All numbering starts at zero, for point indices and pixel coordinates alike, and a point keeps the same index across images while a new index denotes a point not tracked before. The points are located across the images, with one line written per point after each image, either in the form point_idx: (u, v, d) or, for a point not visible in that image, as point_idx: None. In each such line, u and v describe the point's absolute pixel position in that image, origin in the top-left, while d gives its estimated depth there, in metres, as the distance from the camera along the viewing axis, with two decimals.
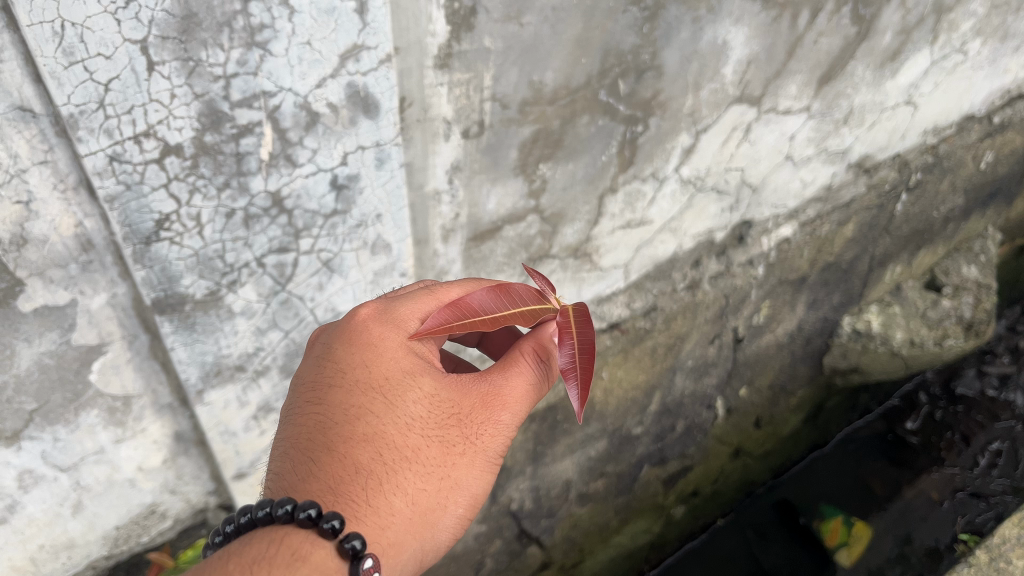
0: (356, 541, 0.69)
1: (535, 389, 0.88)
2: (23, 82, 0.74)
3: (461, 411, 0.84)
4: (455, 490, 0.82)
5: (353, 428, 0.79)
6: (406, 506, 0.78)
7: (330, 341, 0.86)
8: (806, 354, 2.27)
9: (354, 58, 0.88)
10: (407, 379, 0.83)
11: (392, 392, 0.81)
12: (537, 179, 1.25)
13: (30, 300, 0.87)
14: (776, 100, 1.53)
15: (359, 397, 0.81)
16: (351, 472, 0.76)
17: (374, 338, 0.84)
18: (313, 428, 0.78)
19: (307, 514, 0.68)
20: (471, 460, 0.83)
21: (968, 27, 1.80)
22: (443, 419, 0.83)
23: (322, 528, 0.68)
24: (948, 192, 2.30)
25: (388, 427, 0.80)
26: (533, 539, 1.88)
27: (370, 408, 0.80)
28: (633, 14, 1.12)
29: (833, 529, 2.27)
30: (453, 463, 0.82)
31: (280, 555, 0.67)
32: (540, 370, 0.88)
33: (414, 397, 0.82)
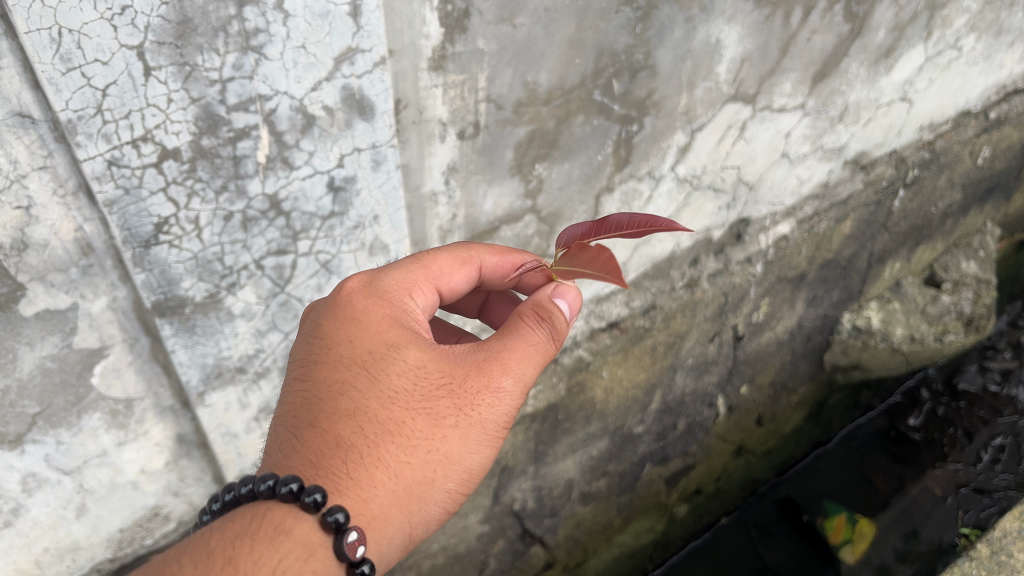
0: (339, 515, 0.71)
1: (535, 355, 0.86)
2: (22, 88, 0.75)
3: (451, 382, 0.82)
4: (445, 462, 0.81)
5: (336, 403, 0.79)
6: (390, 480, 0.78)
7: (318, 315, 0.87)
8: (807, 351, 2.27)
9: (348, 61, 0.89)
10: (392, 352, 0.83)
11: (377, 366, 0.82)
12: (533, 179, 1.26)
13: (31, 304, 0.88)
14: (771, 97, 1.53)
15: (344, 371, 0.81)
16: (334, 446, 0.77)
17: (359, 312, 0.85)
18: (298, 404, 0.80)
19: (288, 488, 0.70)
20: (463, 433, 0.82)
21: (962, 23, 1.80)
22: (432, 391, 0.82)
23: (304, 502, 0.70)
24: (946, 188, 2.30)
25: (372, 401, 0.80)
26: (536, 539, 1.89)
27: (353, 383, 0.81)
28: (625, 14, 1.14)
29: (837, 526, 2.27)
30: (442, 435, 0.81)
31: (259, 532, 0.69)
32: (537, 336, 0.86)
33: (398, 369, 0.82)
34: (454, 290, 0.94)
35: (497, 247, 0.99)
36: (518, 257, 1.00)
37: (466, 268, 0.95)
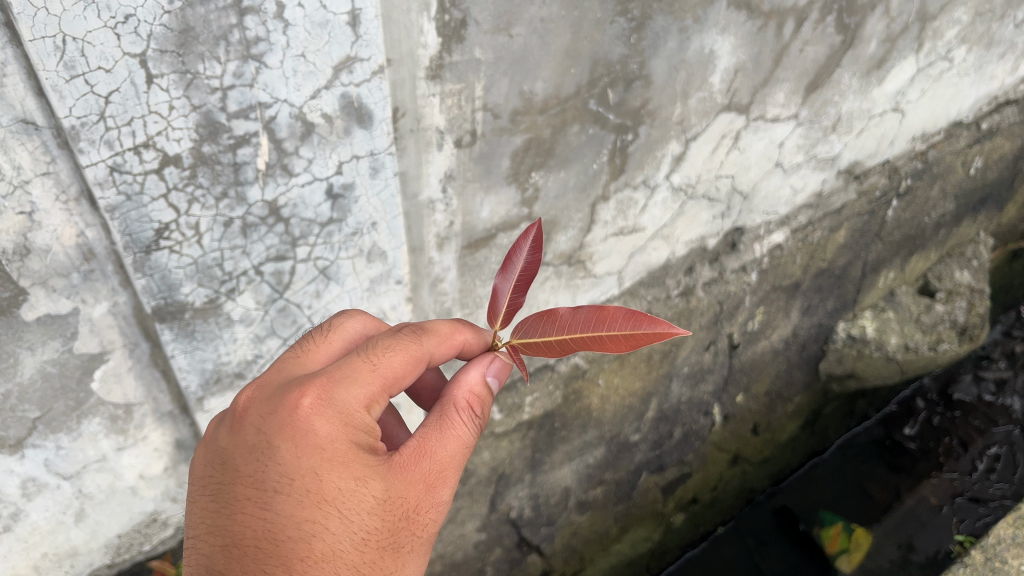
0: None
1: (467, 452, 0.85)
2: (25, 96, 0.75)
3: (410, 508, 0.79)
4: None
5: (305, 547, 0.72)
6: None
7: (266, 433, 0.75)
8: (802, 360, 2.29)
9: (347, 69, 0.90)
10: (357, 485, 0.75)
11: (345, 503, 0.74)
12: (529, 187, 1.27)
13: (33, 309, 0.89)
14: (764, 107, 1.55)
15: (312, 508, 0.73)
16: None
17: (319, 440, 0.74)
18: (261, 543, 0.72)
19: None
20: (416, 545, 0.82)
21: (953, 34, 1.83)
22: (395, 520, 0.78)
23: None
24: (939, 198, 2.33)
25: (340, 538, 0.74)
26: (533, 547, 1.88)
27: (323, 523, 0.73)
28: (620, 25, 1.16)
29: (833, 536, 2.24)
30: (402, 559, 0.80)
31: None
32: (468, 433, 0.85)
33: (367, 504, 0.76)
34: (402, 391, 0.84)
35: (440, 332, 0.87)
36: (461, 337, 0.91)
37: (420, 368, 0.83)
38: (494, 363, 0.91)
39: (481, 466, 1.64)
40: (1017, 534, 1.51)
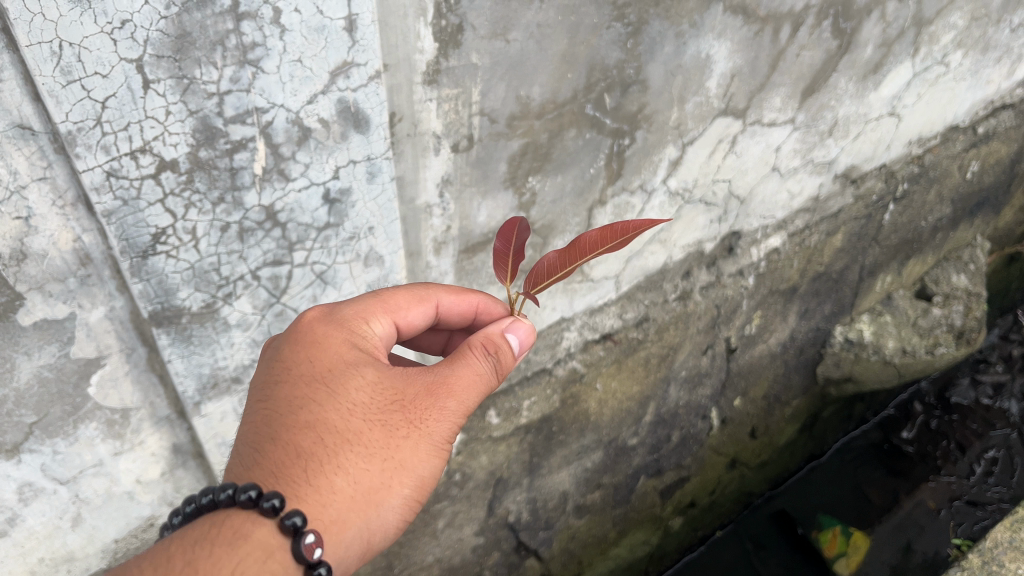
0: (296, 518, 0.72)
1: (480, 382, 0.90)
2: (22, 101, 0.75)
3: (403, 398, 0.85)
4: (399, 470, 0.83)
5: (298, 416, 0.81)
6: (347, 487, 0.79)
7: (280, 344, 0.89)
8: (800, 364, 2.29)
9: (344, 74, 0.90)
10: (348, 369, 0.85)
11: (336, 382, 0.84)
12: (526, 192, 1.27)
13: (29, 314, 0.89)
14: (761, 112, 1.56)
15: (309, 386, 0.83)
16: (296, 457, 0.78)
17: (318, 336, 0.87)
18: (260, 421, 0.81)
19: (247, 495, 0.71)
20: (415, 444, 0.84)
21: (949, 39, 1.84)
22: (386, 404, 0.84)
23: (262, 507, 0.71)
24: (936, 202, 2.34)
25: (331, 414, 0.82)
26: (531, 552, 1.88)
27: (314, 398, 0.82)
28: (616, 30, 1.16)
29: (831, 539, 2.21)
30: (395, 444, 0.83)
31: (213, 552, 0.68)
32: (479, 363, 0.90)
33: (356, 384, 0.84)
34: (411, 326, 0.97)
35: (453, 287, 1.02)
36: (474, 297, 1.04)
37: (425, 305, 0.98)
38: (519, 324, 0.96)
39: (479, 470, 1.63)
40: (1015, 538, 1.52)
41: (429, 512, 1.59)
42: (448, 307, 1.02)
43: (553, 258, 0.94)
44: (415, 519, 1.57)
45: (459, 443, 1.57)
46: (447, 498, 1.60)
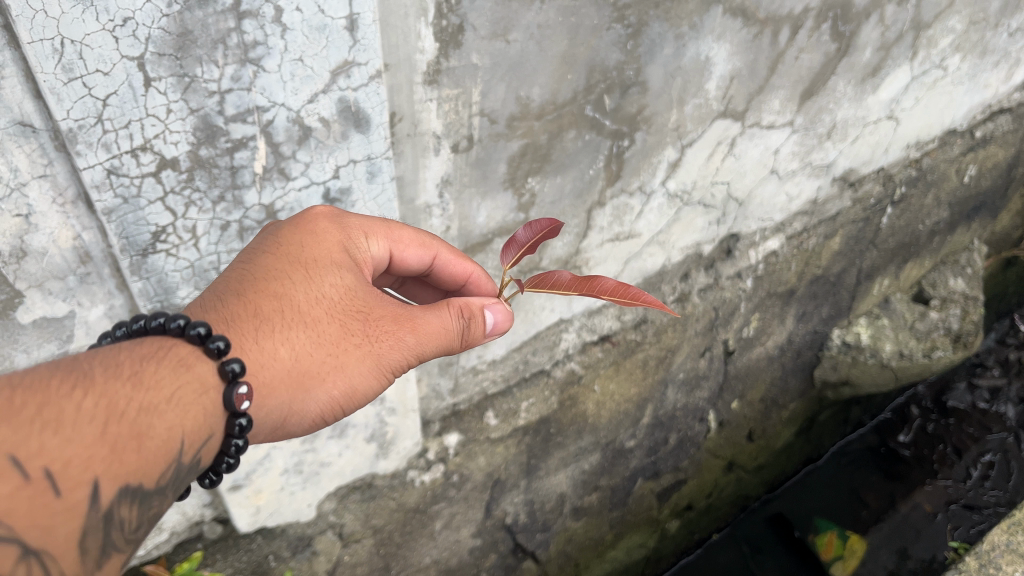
0: (235, 365, 0.73)
1: (445, 335, 0.90)
2: (23, 98, 0.75)
3: (368, 314, 0.87)
4: (338, 372, 0.85)
5: (267, 283, 0.83)
6: (286, 361, 0.81)
7: (276, 221, 0.91)
8: (797, 367, 2.29)
9: (345, 74, 0.91)
10: (332, 267, 0.87)
11: (316, 271, 0.86)
12: (526, 193, 1.27)
13: (28, 312, 0.88)
14: (760, 114, 1.56)
15: (289, 263, 0.85)
16: (249, 317, 0.80)
17: (319, 228, 0.89)
18: (232, 275, 0.82)
19: (195, 331, 0.71)
20: (362, 355, 0.86)
21: (947, 43, 1.85)
22: (351, 311, 0.87)
23: (207, 347, 0.71)
24: (933, 206, 2.34)
25: (298, 295, 0.84)
26: (527, 554, 1.87)
27: (289, 276, 0.84)
28: (617, 31, 1.17)
29: (828, 542, 2.21)
30: (344, 349, 0.85)
31: (156, 368, 0.68)
32: (449, 317, 0.90)
33: (333, 283, 0.86)
34: (404, 263, 0.98)
35: (457, 250, 1.03)
36: (470, 266, 1.04)
37: (424, 249, 0.98)
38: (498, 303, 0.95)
39: (476, 471, 1.63)
40: (1011, 541, 1.52)
41: (426, 513, 1.59)
42: (446, 265, 1.02)
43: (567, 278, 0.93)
44: (413, 521, 1.57)
45: (457, 445, 1.57)
46: (444, 499, 1.60)
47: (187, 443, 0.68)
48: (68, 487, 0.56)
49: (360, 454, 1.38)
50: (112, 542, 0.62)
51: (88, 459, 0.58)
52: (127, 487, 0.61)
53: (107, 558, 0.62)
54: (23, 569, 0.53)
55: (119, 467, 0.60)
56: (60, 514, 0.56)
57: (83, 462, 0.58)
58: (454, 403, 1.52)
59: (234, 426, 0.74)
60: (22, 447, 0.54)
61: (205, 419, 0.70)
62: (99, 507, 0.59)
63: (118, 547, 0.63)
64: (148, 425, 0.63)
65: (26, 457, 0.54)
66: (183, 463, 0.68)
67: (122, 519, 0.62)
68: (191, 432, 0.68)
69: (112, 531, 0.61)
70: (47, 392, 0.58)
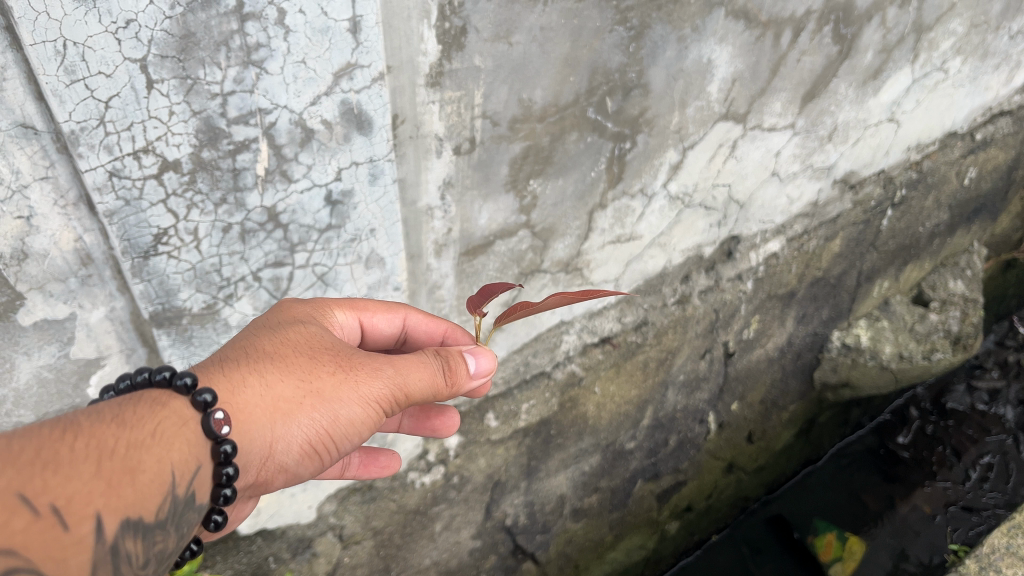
0: (207, 396, 0.73)
1: (424, 367, 0.89)
2: (25, 100, 0.75)
3: (342, 351, 0.87)
4: (317, 399, 0.82)
5: (238, 340, 0.85)
6: (263, 392, 0.80)
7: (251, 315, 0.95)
8: (797, 369, 2.29)
9: (347, 76, 0.90)
10: (302, 320, 0.90)
11: (287, 322, 0.88)
12: (527, 195, 1.27)
13: (30, 314, 0.88)
14: (761, 116, 1.56)
15: (263, 321, 0.89)
16: (220, 362, 0.81)
17: (288, 305, 0.93)
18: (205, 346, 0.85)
19: (162, 375, 0.74)
20: (340, 382, 0.84)
21: (948, 45, 1.85)
22: (323, 347, 0.87)
23: (176, 385, 0.73)
24: (933, 208, 2.35)
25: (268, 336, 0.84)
26: (527, 555, 1.87)
27: (260, 329, 0.86)
28: (619, 33, 1.17)
29: (828, 543, 2.20)
30: (320, 376, 0.83)
31: (137, 408, 0.70)
32: (427, 356, 0.91)
33: (304, 330, 0.88)
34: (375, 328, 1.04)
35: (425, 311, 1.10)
36: (442, 322, 1.11)
37: (392, 314, 1.06)
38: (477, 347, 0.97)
39: (477, 473, 1.63)
40: (1011, 544, 1.52)
41: (426, 515, 1.58)
42: (416, 324, 1.09)
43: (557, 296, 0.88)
44: (413, 522, 1.57)
45: (457, 447, 1.57)
46: (444, 501, 1.60)
47: (178, 475, 0.70)
48: (74, 521, 0.59)
49: None
50: (121, 574, 0.65)
51: (90, 494, 0.60)
52: (128, 520, 0.64)
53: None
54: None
55: (118, 501, 0.63)
56: (71, 548, 0.59)
57: (85, 499, 0.60)
58: (454, 406, 1.52)
59: (219, 453, 0.75)
60: (28, 486, 0.57)
61: (192, 451, 0.72)
62: (104, 540, 0.62)
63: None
64: (140, 459, 0.66)
65: (32, 495, 0.57)
66: (177, 495, 0.70)
67: (127, 551, 0.65)
68: (181, 464, 0.71)
69: (120, 564, 0.65)
70: (40, 438, 0.61)
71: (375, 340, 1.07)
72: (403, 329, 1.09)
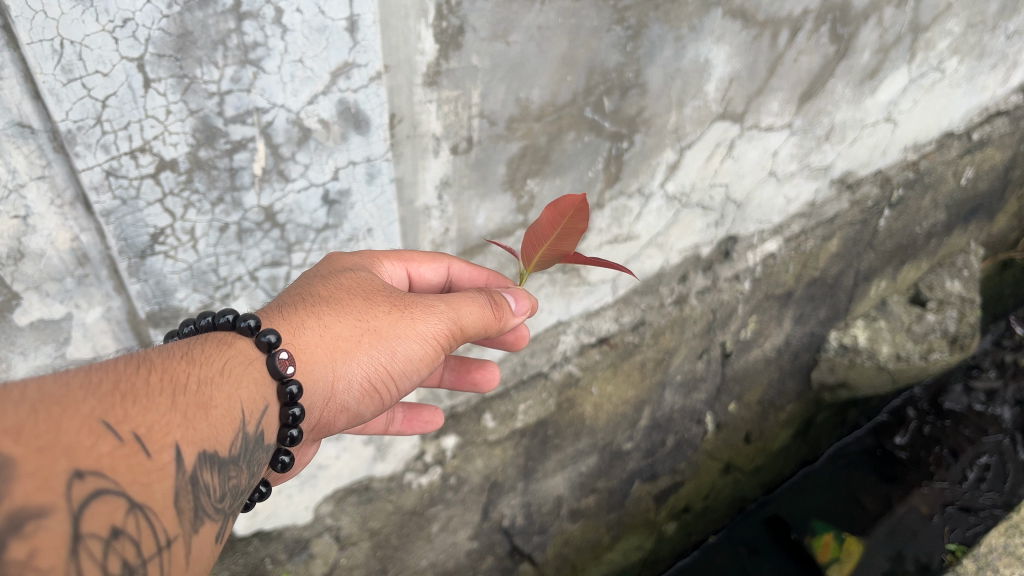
0: (271, 336, 0.77)
1: (474, 302, 0.96)
2: (22, 99, 0.74)
3: (394, 293, 0.93)
4: (375, 336, 0.88)
5: (293, 288, 0.89)
6: (323, 332, 0.85)
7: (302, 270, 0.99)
8: (795, 369, 2.30)
9: (345, 75, 0.90)
10: (351, 268, 0.94)
11: (337, 270, 0.93)
12: (524, 195, 1.27)
13: (25, 313, 0.88)
14: (758, 116, 1.56)
15: (314, 271, 0.93)
16: (278, 305, 0.85)
17: (336, 257, 0.98)
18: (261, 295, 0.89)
19: (225, 317, 0.78)
20: (396, 320, 0.90)
21: (944, 45, 1.86)
22: (376, 291, 0.92)
23: (240, 326, 0.77)
24: (930, 208, 2.35)
25: (322, 282, 0.89)
26: (525, 556, 1.86)
27: (312, 276, 0.91)
28: (616, 33, 1.16)
29: (824, 544, 2.20)
30: (376, 315, 0.89)
31: (205, 347, 0.74)
32: (475, 293, 0.97)
33: (355, 275, 0.93)
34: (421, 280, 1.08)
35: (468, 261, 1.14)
36: (483, 271, 1.15)
37: (437, 264, 1.09)
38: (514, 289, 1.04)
39: (474, 474, 1.63)
40: (1009, 543, 1.52)
41: (423, 516, 1.58)
42: (460, 274, 1.13)
43: (543, 221, 0.94)
44: (409, 523, 1.56)
45: (454, 447, 1.57)
46: (441, 501, 1.59)
47: (247, 412, 0.73)
48: (156, 448, 0.60)
49: (358, 456, 1.38)
50: (202, 507, 0.65)
51: (168, 423, 0.62)
52: (205, 451, 0.66)
53: (201, 522, 0.65)
54: (131, 521, 0.56)
55: (194, 433, 0.65)
56: (155, 474, 0.60)
57: (164, 428, 0.62)
58: (452, 406, 1.52)
59: (285, 393, 0.78)
60: (111, 413, 0.58)
61: (258, 388, 0.76)
62: (184, 470, 0.63)
63: (207, 513, 0.66)
64: (209, 396, 0.69)
65: (115, 421, 0.58)
66: (248, 433, 0.73)
67: (205, 483, 0.66)
68: (249, 402, 0.74)
69: (201, 494, 0.65)
70: (117, 374, 0.63)
71: (421, 290, 1.11)
72: (446, 279, 1.13)
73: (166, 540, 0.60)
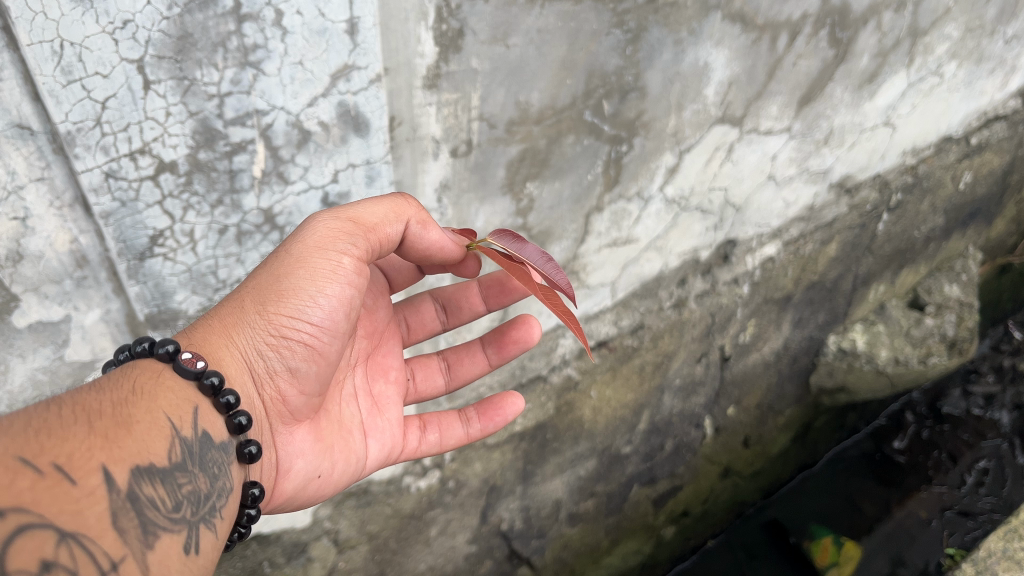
0: (169, 345, 0.81)
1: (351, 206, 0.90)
2: (21, 100, 0.74)
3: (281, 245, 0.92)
4: (255, 287, 0.88)
5: None
6: (207, 322, 0.88)
7: None
8: (793, 373, 2.30)
9: (344, 78, 0.90)
10: None
11: None
12: (524, 198, 1.27)
13: (24, 316, 0.86)
14: (757, 120, 1.57)
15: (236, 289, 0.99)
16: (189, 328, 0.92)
17: None
18: None
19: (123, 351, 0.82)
20: (272, 261, 0.88)
21: (943, 50, 1.87)
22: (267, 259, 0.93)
23: (139, 350, 0.81)
24: (928, 213, 2.35)
25: None
26: (522, 560, 1.86)
27: None
28: (616, 36, 1.17)
29: (823, 548, 2.22)
30: (257, 271, 0.89)
31: (113, 375, 0.76)
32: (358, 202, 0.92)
33: None
34: None
35: None
36: None
37: None
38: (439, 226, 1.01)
39: (472, 477, 1.62)
40: (1008, 548, 1.52)
41: (421, 519, 1.57)
42: None
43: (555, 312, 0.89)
44: (408, 527, 1.56)
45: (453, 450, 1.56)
46: (439, 505, 1.59)
47: (176, 419, 0.76)
48: (81, 474, 0.62)
49: None
50: (152, 521, 0.66)
51: (88, 450, 0.64)
52: (138, 466, 0.68)
53: (155, 536, 0.66)
54: (64, 552, 0.56)
55: (120, 452, 0.67)
56: (84, 500, 0.61)
57: (84, 454, 0.64)
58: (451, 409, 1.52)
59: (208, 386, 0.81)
60: (26, 448, 0.59)
61: (180, 397, 0.79)
62: (118, 489, 0.64)
63: (162, 526, 0.67)
64: (129, 413, 0.71)
65: (31, 456, 0.59)
66: (186, 437, 0.76)
67: (149, 496, 0.67)
68: (173, 410, 0.77)
69: (147, 507, 0.66)
70: (28, 413, 0.64)
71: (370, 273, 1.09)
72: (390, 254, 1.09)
73: (112, 563, 0.60)
